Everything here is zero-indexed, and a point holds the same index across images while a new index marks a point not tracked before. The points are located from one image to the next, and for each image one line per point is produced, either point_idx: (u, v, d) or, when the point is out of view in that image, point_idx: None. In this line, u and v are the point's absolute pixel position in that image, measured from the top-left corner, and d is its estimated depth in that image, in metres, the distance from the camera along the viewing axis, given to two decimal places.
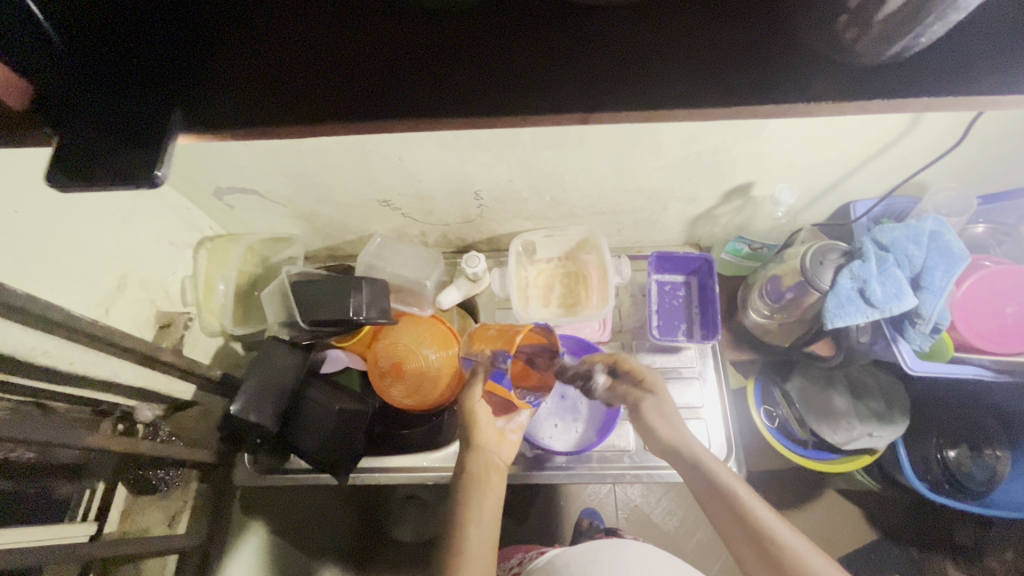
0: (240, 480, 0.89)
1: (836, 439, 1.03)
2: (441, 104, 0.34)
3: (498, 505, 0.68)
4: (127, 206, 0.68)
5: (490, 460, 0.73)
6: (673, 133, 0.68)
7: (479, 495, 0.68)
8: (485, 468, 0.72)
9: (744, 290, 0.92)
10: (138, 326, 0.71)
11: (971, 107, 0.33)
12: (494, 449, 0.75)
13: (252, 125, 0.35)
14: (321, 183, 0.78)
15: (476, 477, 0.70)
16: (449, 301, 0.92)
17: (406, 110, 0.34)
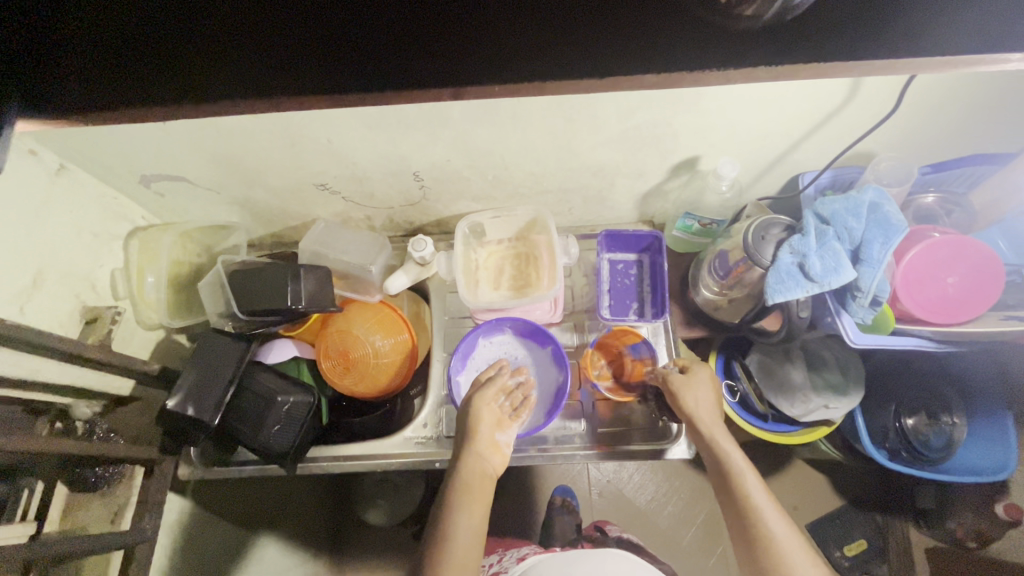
0: (183, 475, 0.86)
1: (793, 412, 1.04)
2: (305, 81, 0.32)
3: (484, 514, 0.68)
4: (37, 197, 0.65)
5: (483, 467, 0.72)
6: (607, 106, 0.65)
7: (469, 500, 0.69)
8: (478, 475, 0.71)
9: (695, 266, 0.90)
10: (61, 322, 0.69)
11: (844, 74, 0.31)
12: (487, 458, 0.73)
13: (97, 110, 0.32)
14: (251, 167, 0.75)
15: (469, 485, 0.70)
16: (397, 287, 0.90)
17: (268, 87, 0.32)
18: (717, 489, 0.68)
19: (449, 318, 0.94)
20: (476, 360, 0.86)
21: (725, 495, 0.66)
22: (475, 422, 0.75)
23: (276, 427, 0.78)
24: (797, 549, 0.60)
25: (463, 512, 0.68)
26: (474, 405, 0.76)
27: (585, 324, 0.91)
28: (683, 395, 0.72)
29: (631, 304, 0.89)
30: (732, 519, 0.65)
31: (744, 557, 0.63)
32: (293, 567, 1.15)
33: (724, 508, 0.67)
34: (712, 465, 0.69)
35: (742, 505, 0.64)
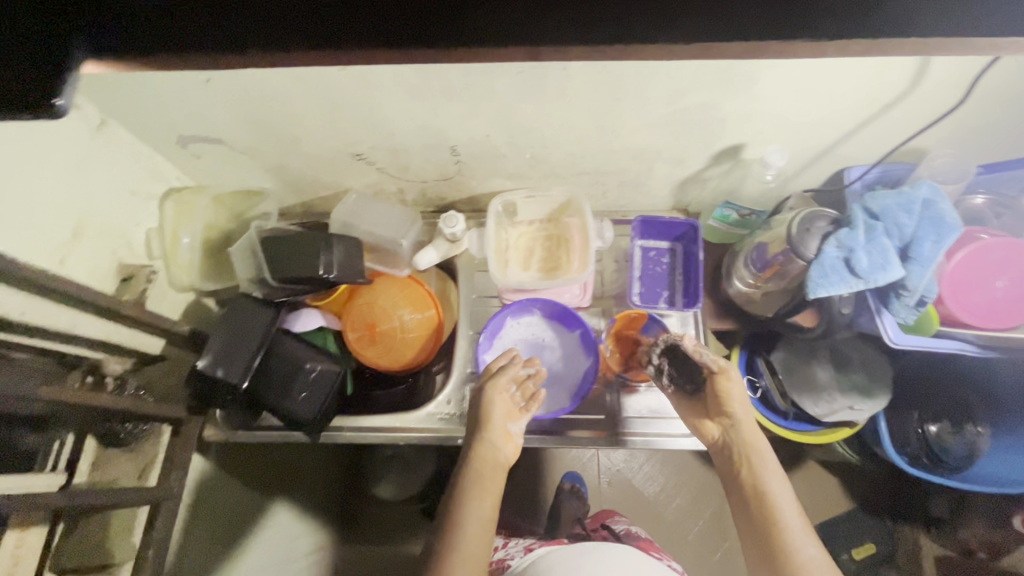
0: (209, 437, 0.87)
1: (817, 411, 1.02)
2: (378, 26, 0.30)
3: (493, 505, 0.70)
4: (77, 152, 0.65)
5: (496, 457, 0.73)
6: (658, 85, 0.64)
7: (482, 490, 0.70)
8: (491, 465, 0.72)
9: (729, 257, 0.88)
10: (98, 278, 0.69)
11: (947, 51, 0.30)
12: (500, 447, 0.74)
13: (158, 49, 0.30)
14: (289, 133, 0.75)
15: (482, 477, 0.71)
16: (426, 262, 0.89)
17: (335, 31, 0.30)
18: (735, 495, 0.69)
19: (476, 297, 0.93)
20: (503, 340, 0.85)
21: (751, 501, 0.67)
22: (487, 412, 0.75)
23: (303, 394, 0.78)
24: (822, 565, 0.61)
25: (475, 502, 0.69)
26: (489, 395, 0.75)
27: (613, 311, 0.90)
28: (731, 397, 0.71)
29: (662, 293, 0.88)
30: (749, 525, 0.66)
31: (760, 565, 0.64)
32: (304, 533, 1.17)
33: (737, 512, 0.68)
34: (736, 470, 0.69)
35: (768, 513, 0.65)
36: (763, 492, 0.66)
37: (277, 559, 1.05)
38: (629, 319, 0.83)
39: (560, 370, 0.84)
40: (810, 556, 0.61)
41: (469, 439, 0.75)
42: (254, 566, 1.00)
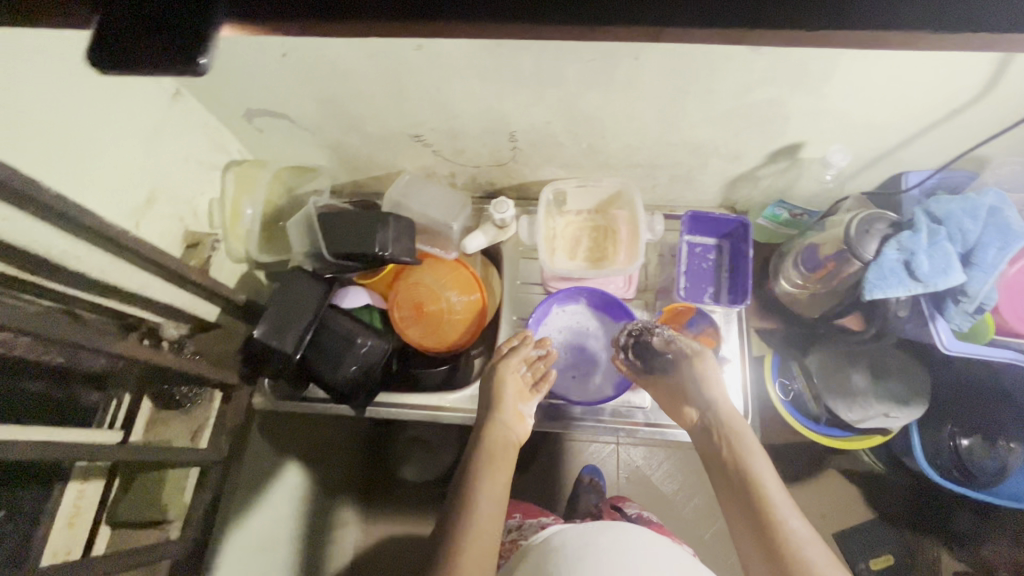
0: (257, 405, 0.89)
1: (851, 417, 1.02)
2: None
3: (505, 483, 0.71)
4: (155, 119, 0.67)
5: (507, 436, 0.75)
6: (728, 79, 0.64)
7: (492, 466, 0.72)
8: (500, 443, 0.74)
9: (778, 257, 0.89)
10: (166, 242, 0.71)
11: None
12: (511, 427, 0.76)
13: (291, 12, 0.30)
14: (354, 112, 0.76)
15: (493, 453, 0.73)
16: (474, 246, 0.90)
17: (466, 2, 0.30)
18: (720, 476, 0.69)
19: (520, 283, 0.95)
20: (548, 327, 0.86)
21: (736, 482, 0.67)
22: (500, 392, 0.77)
23: (353, 367, 0.80)
24: (810, 539, 0.60)
25: (488, 480, 0.70)
26: (500, 374, 0.78)
27: (655, 304, 0.91)
28: (710, 378, 0.74)
29: (706, 289, 0.88)
30: (735, 504, 0.66)
31: (750, 543, 0.63)
32: (328, 509, 1.19)
33: (722, 493, 0.69)
34: (718, 454, 0.70)
35: (752, 489, 0.65)
36: (745, 470, 0.67)
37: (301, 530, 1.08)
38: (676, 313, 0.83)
39: (603, 359, 0.85)
40: (797, 531, 0.61)
41: (480, 419, 0.77)
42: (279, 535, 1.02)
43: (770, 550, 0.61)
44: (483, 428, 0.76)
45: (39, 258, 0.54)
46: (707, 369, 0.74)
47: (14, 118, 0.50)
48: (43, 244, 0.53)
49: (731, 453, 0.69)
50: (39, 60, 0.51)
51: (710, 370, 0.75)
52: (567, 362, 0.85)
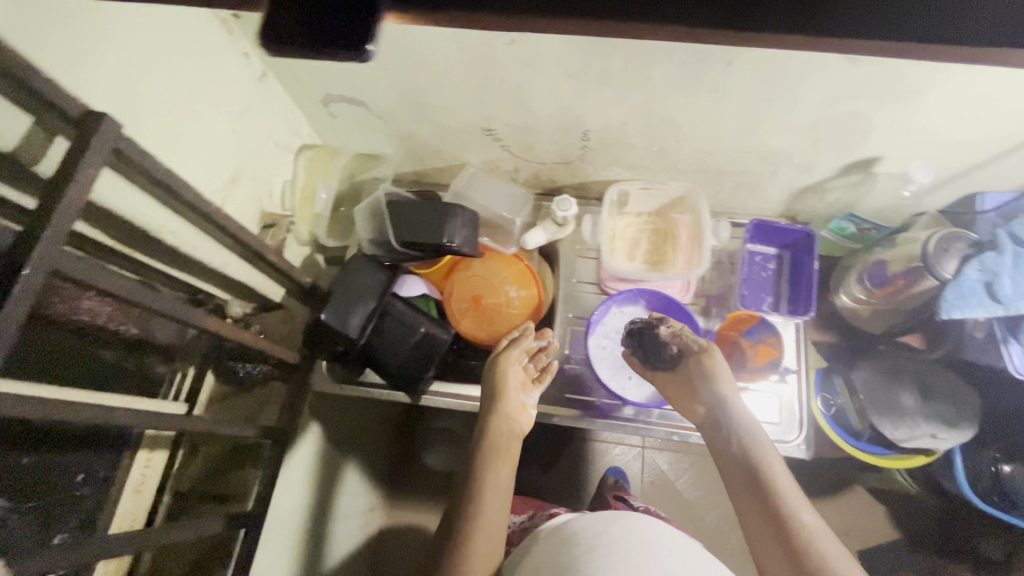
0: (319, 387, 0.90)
1: (896, 435, 0.99)
2: None
3: (510, 474, 0.74)
4: (243, 99, 0.68)
5: (513, 427, 0.77)
6: (817, 88, 0.64)
7: (499, 458, 0.74)
8: (506, 433, 0.77)
9: (838, 271, 0.89)
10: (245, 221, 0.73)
11: None
12: (515, 417, 0.79)
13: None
14: (431, 103, 0.77)
15: (500, 444, 0.75)
16: (534, 242, 0.90)
17: None
18: (728, 469, 0.69)
19: (576, 282, 0.95)
20: (605, 327, 0.85)
21: (744, 479, 0.67)
22: (504, 384, 0.79)
23: (415, 355, 0.82)
24: (822, 532, 0.61)
25: (494, 473, 0.73)
26: (503, 365, 0.80)
27: (712, 311, 0.90)
28: (718, 375, 0.74)
29: (766, 297, 0.89)
30: (745, 497, 0.66)
31: (762, 536, 0.63)
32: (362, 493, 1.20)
33: (730, 486, 0.68)
34: (726, 451, 0.70)
35: (763, 482, 0.65)
36: (755, 462, 0.67)
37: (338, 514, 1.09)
38: (741, 323, 0.83)
39: None
40: (809, 524, 0.61)
41: (485, 410, 0.79)
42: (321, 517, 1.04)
43: (784, 543, 0.60)
44: (487, 420, 0.78)
45: (139, 229, 0.55)
46: (713, 366, 0.75)
47: (127, 90, 0.51)
48: (145, 217, 0.54)
49: (739, 447, 0.69)
50: (153, 36, 0.52)
51: (716, 367, 0.75)
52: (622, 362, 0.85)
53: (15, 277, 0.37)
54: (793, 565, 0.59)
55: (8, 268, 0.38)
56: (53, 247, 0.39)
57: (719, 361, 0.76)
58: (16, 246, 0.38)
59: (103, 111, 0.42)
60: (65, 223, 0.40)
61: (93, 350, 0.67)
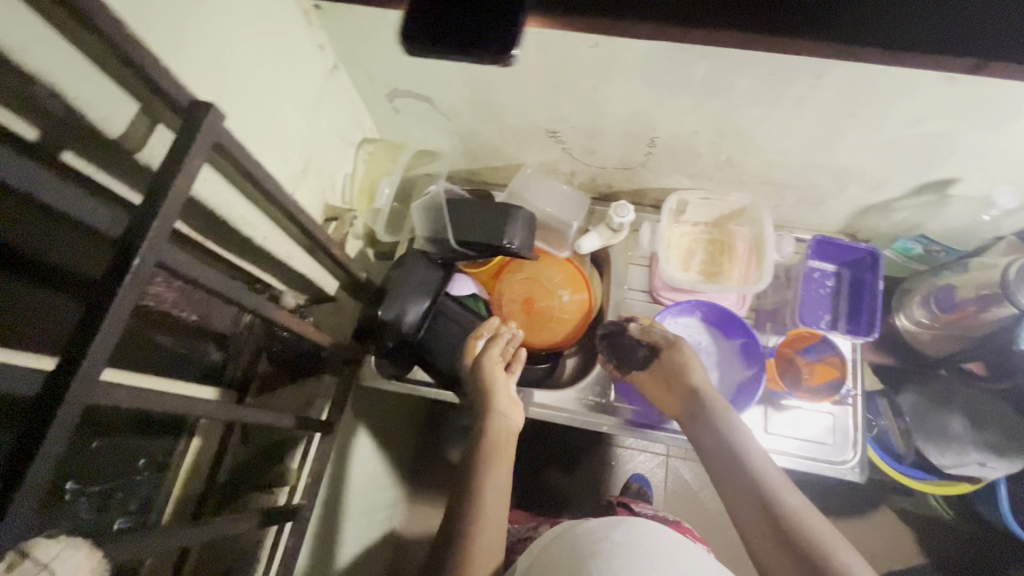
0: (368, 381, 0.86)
1: (942, 462, 0.93)
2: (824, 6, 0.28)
3: (507, 473, 0.72)
4: (315, 90, 0.68)
5: (505, 427, 0.75)
6: (907, 106, 0.62)
7: (495, 457, 0.72)
8: (500, 433, 0.74)
9: (899, 292, 0.88)
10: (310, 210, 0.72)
11: None
12: (506, 416, 0.76)
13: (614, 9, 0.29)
14: (499, 102, 0.76)
15: (496, 444, 0.73)
16: (589, 247, 0.89)
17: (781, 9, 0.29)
18: (713, 460, 0.69)
19: (627, 289, 0.93)
20: None
21: (737, 480, 0.65)
22: (491, 384, 0.76)
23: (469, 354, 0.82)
24: (811, 514, 0.60)
25: (491, 473, 0.70)
26: (488, 368, 0.77)
27: (767, 326, 0.89)
28: (691, 364, 0.76)
29: (824, 315, 0.86)
30: (733, 488, 0.65)
31: (756, 527, 0.61)
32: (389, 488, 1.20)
33: (718, 478, 0.68)
34: (714, 451, 0.69)
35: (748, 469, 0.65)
36: (737, 450, 0.67)
37: (367, 508, 1.08)
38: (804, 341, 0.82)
39: (716, 376, 0.82)
40: (797, 508, 0.61)
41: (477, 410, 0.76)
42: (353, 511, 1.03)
43: (778, 531, 0.59)
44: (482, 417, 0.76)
45: (217, 218, 0.55)
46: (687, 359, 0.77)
47: (219, 79, 0.50)
48: (225, 207, 0.54)
49: (723, 437, 0.69)
50: (246, 25, 0.51)
51: (688, 358, 0.77)
52: None
53: (127, 264, 0.37)
54: (797, 565, 0.56)
55: (117, 256, 0.37)
56: (160, 236, 0.39)
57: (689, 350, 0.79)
58: (127, 233, 0.38)
59: (210, 102, 0.42)
60: (172, 211, 0.40)
61: (152, 334, 0.67)
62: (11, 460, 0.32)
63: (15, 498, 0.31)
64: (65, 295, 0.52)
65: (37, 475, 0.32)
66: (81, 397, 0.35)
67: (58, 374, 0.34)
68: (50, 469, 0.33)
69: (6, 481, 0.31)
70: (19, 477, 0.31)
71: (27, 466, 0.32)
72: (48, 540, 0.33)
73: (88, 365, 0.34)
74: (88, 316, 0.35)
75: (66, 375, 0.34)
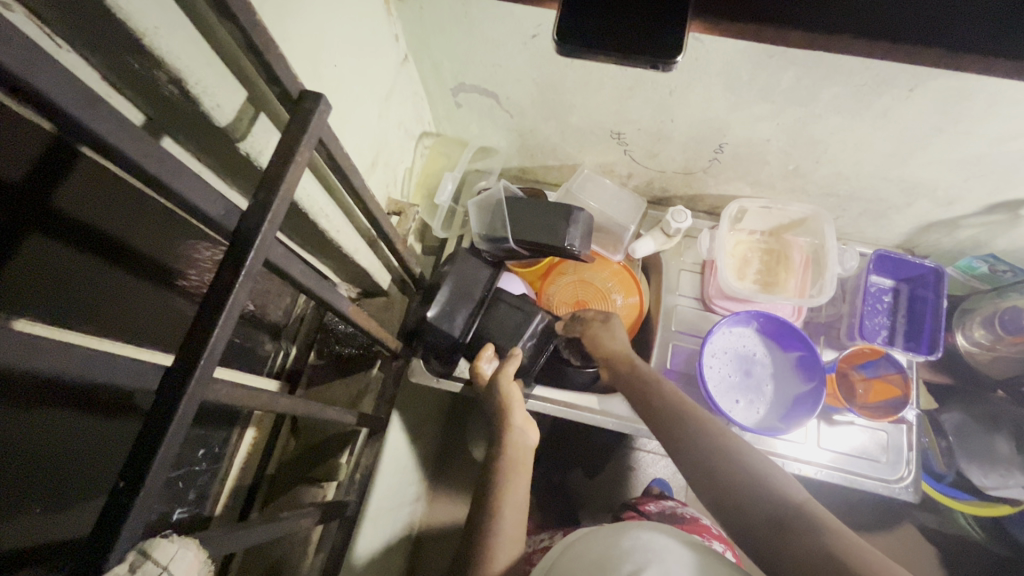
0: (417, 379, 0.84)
1: (983, 482, 0.89)
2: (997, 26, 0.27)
3: (526, 487, 0.67)
4: (387, 84, 0.67)
5: (518, 441, 0.69)
6: (997, 123, 0.61)
7: (514, 476, 0.67)
8: (519, 450, 0.69)
9: (961, 310, 0.92)
10: (378, 193, 0.74)
11: None
12: (522, 430, 0.71)
13: (788, 15, 0.28)
14: (565, 101, 0.74)
15: (513, 460, 0.68)
16: (642, 251, 0.89)
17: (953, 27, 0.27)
18: (688, 459, 0.59)
19: (680, 295, 0.91)
20: (714, 345, 0.81)
21: (730, 488, 0.54)
22: (507, 396, 0.73)
23: (531, 342, 0.79)
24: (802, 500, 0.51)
25: (510, 488, 0.66)
26: (500, 382, 0.73)
27: (820, 339, 0.88)
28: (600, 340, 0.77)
29: (882, 330, 0.85)
30: (716, 489, 0.55)
31: (757, 530, 0.51)
32: (416, 480, 1.19)
33: (697, 479, 0.57)
34: (692, 451, 0.59)
35: (726, 466, 0.55)
36: (715, 446, 0.57)
37: (397, 502, 1.08)
38: (865, 355, 0.81)
39: (770, 388, 0.82)
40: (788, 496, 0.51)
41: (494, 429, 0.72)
42: (386, 503, 1.02)
43: (781, 528, 0.49)
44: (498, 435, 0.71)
45: (298, 211, 0.54)
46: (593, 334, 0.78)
47: (310, 71, 0.50)
48: (308, 198, 0.53)
49: (693, 433, 0.60)
50: (337, 17, 0.51)
51: (598, 336, 0.78)
52: (732, 386, 0.81)
53: (240, 261, 0.36)
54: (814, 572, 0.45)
55: (230, 252, 0.36)
56: (271, 231, 0.38)
57: (600, 326, 0.79)
58: (239, 229, 0.37)
59: (319, 93, 0.40)
60: (282, 208, 0.39)
61: None
62: (133, 458, 0.31)
63: (137, 497, 0.30)
64: (151, 286, 0.53)
65: (156, 475, 0.31)
66: (197, 395, 0.34)
67: (177, 373, 0.33)
68: (167, 471, 0.32)
69: (127, 481, 0.30)
70: (141, 478, 0.30)
71: (147, 468, 0.31)
72: (167, 540, 0.33)
73: (203, 365, 0.33)
74: (204, 313, 0.34)
75: (184, 374, 0.33)
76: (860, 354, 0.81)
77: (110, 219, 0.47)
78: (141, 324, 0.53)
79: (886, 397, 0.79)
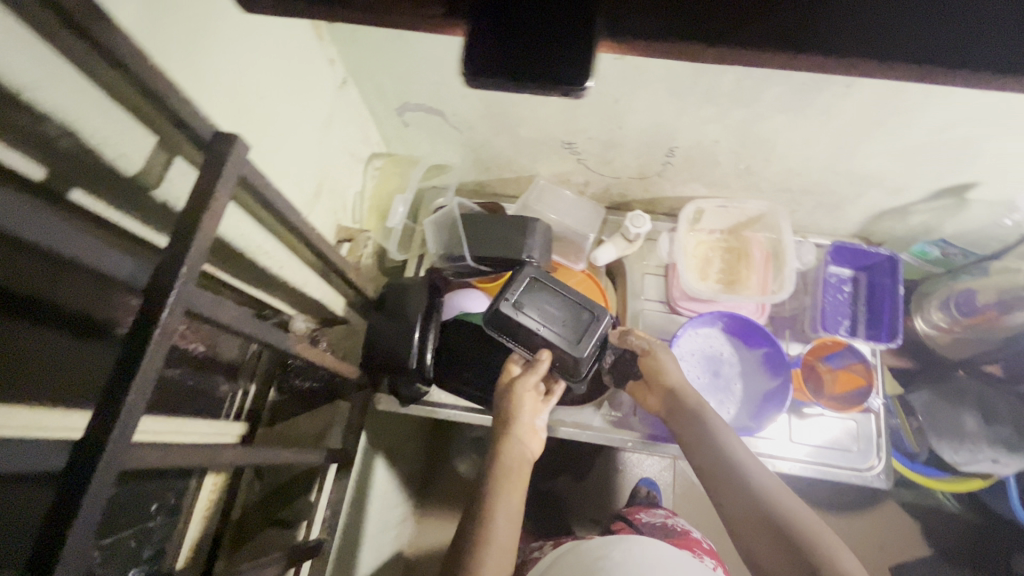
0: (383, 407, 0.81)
1: (953, 458, 0.90)
2: None
3: (520, 500, 0.66)
4: (326, 109, 0.65)
5: (523, 453, 0.69)
6: (933, 113, 0.61)
7: (510, 487, 0.65)
8: (516, 461, 0.68)
9: (918, 295, 0.94)
10: (326, 220, 0.72)
11: None
12: (524, 441, 0.70)
13: None
14: (512, 114, 0.73)
15: (513, 471, 0.66)
16: (605, 258, 0.88)
17: None
18: (710, 478, 0.65)
19: (646, 300, 0.91)
20: (680, 348, 0.81)
21: (744, 502, 0.61)
22: (516, 408, 0.71)
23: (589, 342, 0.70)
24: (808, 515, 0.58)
25: (501, 501, 0.64)
26: (516, 394, 0.71)
27: (787, 333, 0.88)
28: (664, 369, 0.75)
29: (843, 321, 0.86)
30: (736, 504, 0.62)
31: (763, 540, 0.58)
32: (399, 505, 1.16)
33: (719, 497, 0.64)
34: (709, 468, 0.65)
35: (745, 485, 0.62)
36: (736, 469, 0.63)
37: (380, 530, 1.04)
38: (827, 348, 0.81)
39: (740, 386, 0.82)
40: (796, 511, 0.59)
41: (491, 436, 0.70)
42: (369, 534, 0.99)
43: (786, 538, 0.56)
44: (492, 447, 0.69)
45: (231, 250, 0.51)
46: (659, 364, 0.75)
47: (234, 106, 0.48)
48: (242, 236, 0.51)
49: (712, 456, 0.66)
50: (260, 50, 0.49)
51: (665, 364, 0.75)
52: (703, 388, 0.81)
53: (154, 316, 0.34)
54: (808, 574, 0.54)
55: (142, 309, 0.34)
56: (190, 279, 0.36)
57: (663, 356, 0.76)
58: (151, 281, 0.35)
59: (234, 132, 0.38)
60: (200, 255, 0.37)
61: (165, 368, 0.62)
62: (39, 546, 0.28)
63: None
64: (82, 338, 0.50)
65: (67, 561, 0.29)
66: (113, 467, 0.31)
67: (89, 446, 0.31)
68: (80, 555, 0.30)
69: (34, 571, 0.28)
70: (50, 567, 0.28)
71: (56, 555, 0.28)
72: None
73: (118, 436, 0.31)
74: (116, 377, 0.32)
75: (95, 448, 0.30)
76: (824, 348, 0.82)
77: (10, 268, 0.43)
78: (63, 376, 0.48)
79: (851, 389, 0.80)
